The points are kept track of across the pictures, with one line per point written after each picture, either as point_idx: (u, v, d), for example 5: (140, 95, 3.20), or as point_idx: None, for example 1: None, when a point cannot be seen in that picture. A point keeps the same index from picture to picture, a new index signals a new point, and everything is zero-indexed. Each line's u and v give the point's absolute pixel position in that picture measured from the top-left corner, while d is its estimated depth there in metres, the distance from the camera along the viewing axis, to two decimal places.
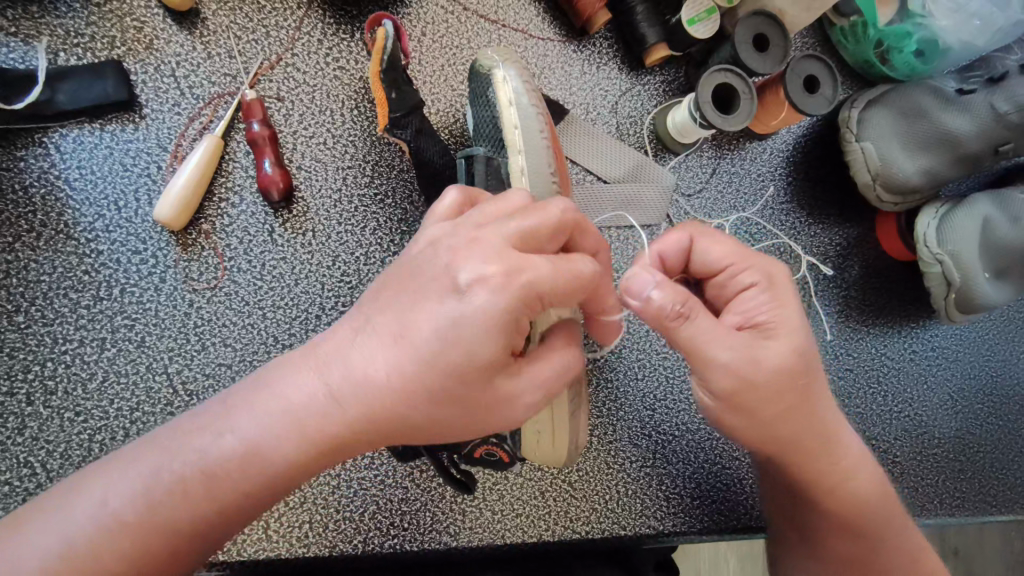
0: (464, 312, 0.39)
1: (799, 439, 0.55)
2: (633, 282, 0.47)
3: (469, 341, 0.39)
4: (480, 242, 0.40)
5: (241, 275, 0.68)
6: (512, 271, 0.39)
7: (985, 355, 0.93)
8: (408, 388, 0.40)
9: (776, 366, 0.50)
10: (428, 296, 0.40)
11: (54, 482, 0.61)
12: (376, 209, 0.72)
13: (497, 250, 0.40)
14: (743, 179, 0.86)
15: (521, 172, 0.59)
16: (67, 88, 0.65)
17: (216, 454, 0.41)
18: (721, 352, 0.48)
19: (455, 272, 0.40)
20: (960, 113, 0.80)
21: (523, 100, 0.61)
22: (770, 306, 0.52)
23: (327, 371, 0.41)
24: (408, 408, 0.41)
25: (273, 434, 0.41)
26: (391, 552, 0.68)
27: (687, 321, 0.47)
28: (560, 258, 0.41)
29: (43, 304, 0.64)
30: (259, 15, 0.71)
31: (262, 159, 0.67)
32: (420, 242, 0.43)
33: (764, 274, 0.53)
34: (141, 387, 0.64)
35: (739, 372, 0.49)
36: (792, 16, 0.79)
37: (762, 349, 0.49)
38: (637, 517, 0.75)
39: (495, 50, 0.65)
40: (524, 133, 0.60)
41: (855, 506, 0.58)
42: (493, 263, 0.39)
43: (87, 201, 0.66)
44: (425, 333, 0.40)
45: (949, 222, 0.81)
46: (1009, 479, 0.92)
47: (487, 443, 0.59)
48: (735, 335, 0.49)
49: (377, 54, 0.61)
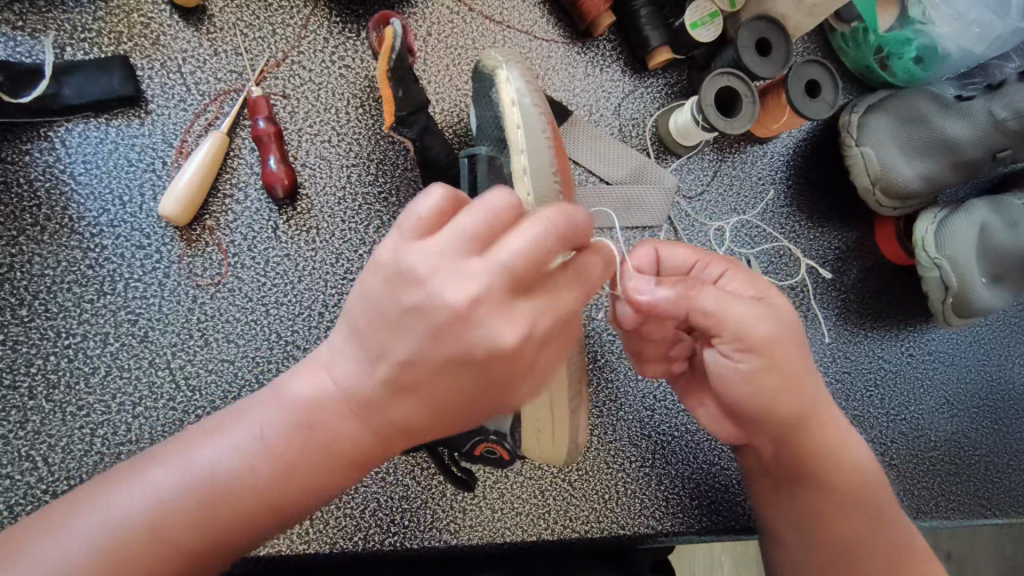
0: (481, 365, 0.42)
1: (806, 418, 0.55)
2: (639, 288, 0.51)
3: (489, 383, 0.43)
4: (484, 295, 0.40)
5: (245, 271, 0.68)
6: (521, 324, 0.42)
7: (981, 359, 0.94)
8: (435, 420, 0.45)
9: (789, 319, 0.53)
10: (441, 346, 0.41)
11: (56, 476, 0.61)
12: (380, 207, 0.72)
13: (495, 296, 0.41)
14: (744, 182, 0.87)
15: (524, 171, 0.60)
16: (73, 82, 0.65)
17: (249, 477, 0.45)
18: (743, 310, 0.51)
19: (468, 330, 0.41)
20: (959, 119, 0.82)
21: (525, 101, 0.61)
22: (746, 282, 0.56)
23: (351, 402, 0.44)
24: (433, 431, 0.46)
25: (307, 460, 0.45)
26: (392, 549, 0.68)
27: (697, 292, 0.51)
28: (552, 291, 0.44)
29: (46, 298, 0.64)
30: (266, 13, 0.72)
31: (266, 155, 0.68)
32: (411, 278, 0.41)
33: (727, 261, 0.57)
34: (143, 382, 0.65)
35: (767, 317, 0.51)
36: (794, 21, 0.80)
37: (771, 306, 0.53)
38: (636, 517, 0.75)
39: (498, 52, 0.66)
40: (530, 134, 0.60)
41: (855, 476, 0.59)
42: (510, 326, 0.41)
43: (92, 196, 0.66)
44: (443, 380, 0.43)
45: (948, 227, 0.81)
46: (1004, 482, 0.93)
47: (485, 439, 0.58)
48: (743, 299, 0.52)
49: (387, 53, 0.60)
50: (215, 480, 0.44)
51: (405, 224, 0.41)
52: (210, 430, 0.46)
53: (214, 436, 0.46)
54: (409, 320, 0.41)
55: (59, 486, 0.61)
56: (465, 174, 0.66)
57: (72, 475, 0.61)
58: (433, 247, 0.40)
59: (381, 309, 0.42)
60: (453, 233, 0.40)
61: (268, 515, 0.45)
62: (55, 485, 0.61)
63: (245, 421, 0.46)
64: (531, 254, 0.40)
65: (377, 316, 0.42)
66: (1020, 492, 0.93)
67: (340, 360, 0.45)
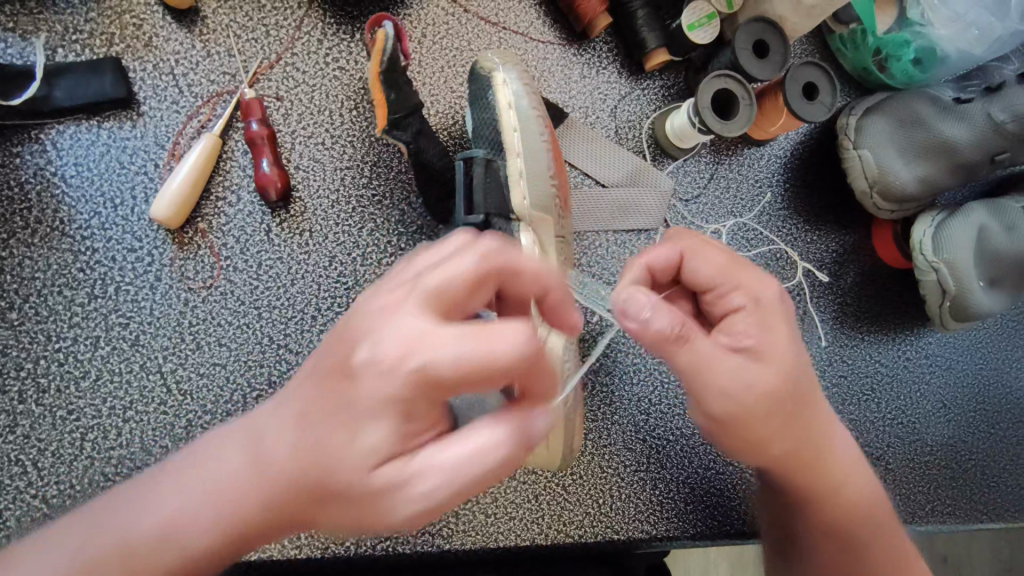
0: (358, 382, 0.39)
1: (792, 432, 0.55)
2: (628, 300, 0.49)
3: (368, 415, 0.39)
4: (392, 307, 0.40)
5: (237, 275, 0.68)
6: (410, 346, 0.38)
7: (979, 363, 0.94)
8: (311, 470, 0.40)
9: (765, 390, 0.52)
10: (343, 351, 0.40)
11: (46, 480, 0.61)
12: (374, 210, 0.72)
13: (398, 309, 0.40)
14: (740, 184, 0.86)
15: (521, 174, 0.61)
16: (64, 84, 0.65)
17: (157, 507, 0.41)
18: (720, 373, 0.51)
19: (364, 339, 0.39)
20: (957, 121, 0.82)
21: (523, 103, 0.62)
22: (756, 326, 0.53)
23: (265, 436, 0.41)
24: (313, 485, 0.40)
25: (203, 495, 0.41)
26: (384, 554, 0.68)
27: (688, 340, 0.49)
28: (479, 325, 0.38)
29: (37, 301, 0.63)
30: (260, 14, 0.71)
31: (259, 158, 0.67)
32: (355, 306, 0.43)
33: (753, 295, 0.54)
34: (134, 386, 0.64)
35: (736, 392, 0.51)
36: (792, 23, 0.80)
37: (747, 373, 0.52)
38: (630, 522, 0.75)
39: (496, 53, 0.66)
40: (525, 137, 0.62)
41: (847, 501, 0.58)
42: (396, 337, 0.38)
43: (83, 198, 0.66)
44: (334, 403, 0.40)
45: (945, 231, 0.81)
46: (1001, 487, 0.92)
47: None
48: (731, 358, 0.52)
49: (377, 54, 0.61)
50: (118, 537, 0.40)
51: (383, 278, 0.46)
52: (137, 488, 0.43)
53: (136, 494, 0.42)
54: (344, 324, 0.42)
55: (50, 490, 0.61)
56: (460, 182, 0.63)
57: (63, 480, 0.61)
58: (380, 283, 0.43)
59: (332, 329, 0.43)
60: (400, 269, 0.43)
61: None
62: (46, 490, 0.61)
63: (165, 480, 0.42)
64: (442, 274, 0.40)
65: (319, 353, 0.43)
66: (1016, 496, 0.93)
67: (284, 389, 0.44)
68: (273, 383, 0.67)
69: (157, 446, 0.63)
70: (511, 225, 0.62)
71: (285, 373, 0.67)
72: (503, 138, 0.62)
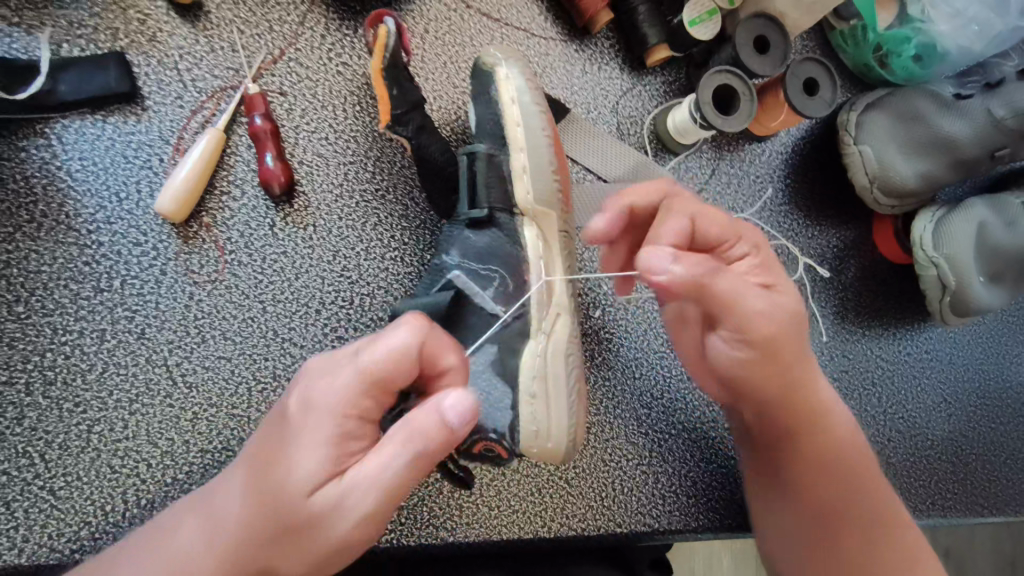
0: (296, 423, 0.44)
1: (785, 364, 0.58)
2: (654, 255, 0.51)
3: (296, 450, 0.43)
4: (323, 360, 0.47)
5: (242, 269, 0.68)
6: (334, 374, 0.45)
7: (979, 358, 0.94)
8: (256, 512, 0.44)
9: (790, 315, 0.56)
10: (280, 408, 0.47)
11: (52, 473, 0.61)
12: (378, 205, 0.72)
13: (327, 359, 0.47)
14: (742, 180, 0.87)
15: (523, 169, 0.62)
16: (69, 79, 0.65)
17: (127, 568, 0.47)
18: (754, 302, 0.54)
19: (297, 391, 0.46)
20: (958, 118, 0.82)
21: (525, 98, 0.62)
22: (763, 270, 0.57)
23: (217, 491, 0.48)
24: (252, 528, 0.44)
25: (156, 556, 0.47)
26: (389, 547, 0.68)
27: (720, 274, 0.53)
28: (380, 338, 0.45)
29: (43, 294, 0.64)
30: (263, 10, 0.71)
31: (263, 153, 0.68)
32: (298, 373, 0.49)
33: (755, 244, 0.58)
34: (140, 379, 0.64)
35: (770, 316, 0.55)
36: (793, 19, 0.80)
37: (779, 300, 0.56)
38: (633, 515, 0.75)
39: (496, 49, 0.65)
40: (527, 132, 0.62)
41: (831, 447, 0.62)
42: (320, 379, 0.45)
43: (89, 192, 0.66)
44: (270, 446, 0.45)
45: (945, 226, 0.81)
46: (1001, 481, 0.93)
47: (483, 437, 0.57)
48: (756, 288, 0.55)
49: (382, 49, 0.62)
50: None
51: None
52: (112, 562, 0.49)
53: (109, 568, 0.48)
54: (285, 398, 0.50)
55: (56, 483, 0.61)
56: (464, 176, 0.64)
57: (69, 472, 0.62)
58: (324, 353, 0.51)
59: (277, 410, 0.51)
60: None
61: None
62: (52, 482, 0.61)
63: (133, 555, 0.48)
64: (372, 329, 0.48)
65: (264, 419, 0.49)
66: (1017, 491, 0.93)
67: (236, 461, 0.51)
68: (278, 376, 0.67)
69: (162, 439, 0.64)
70: (515, 220, 0.63)
71: (290, 367, 0.67)
72: (506, 132, 0.62)
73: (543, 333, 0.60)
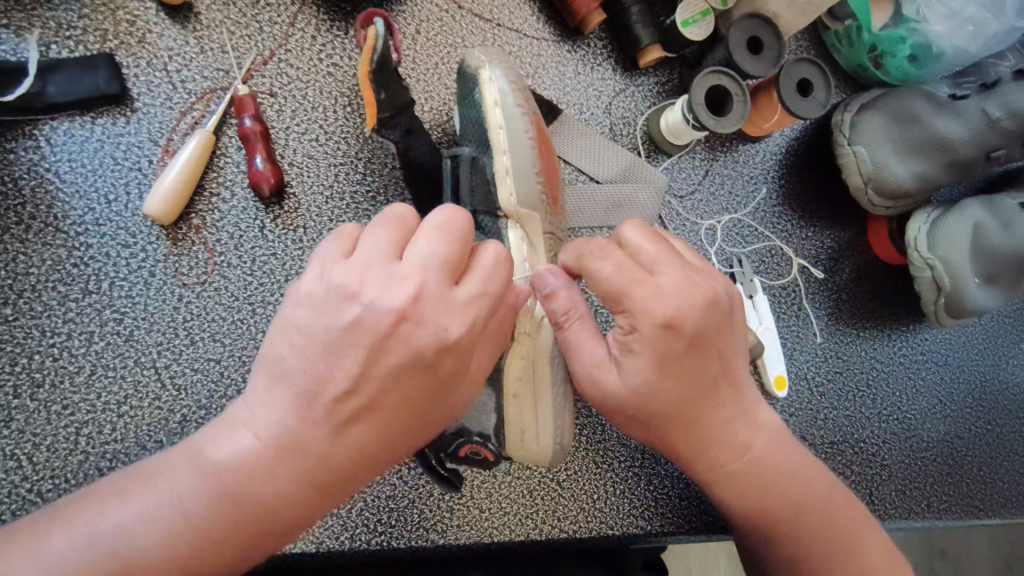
0: (435, 368, 0.45)
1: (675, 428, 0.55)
2: (544, 271, 0.56)
3: (439, 391, 0.46)
4: (425, 291, 0.43)
5: (232, 270, 0.68)
6: (469, 319, 0.45)
7: (975, 360, 0.94)
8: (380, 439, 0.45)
9: (629, 392, 0.53)
10: (389, 361, 0.43)
11: (40, 475, 0.61)
12: (368, 206, 0.72)
13: (430, 289, 0.44)
14: (735, 181, 0.86)
15: (507, 172, 0.61)
16: (57, 80, 0.65)
17: (203, 557, 0.40)
18: (580, 363, 0.55)
19: (415, 328, 0.43)
20: (953, 118, 0.81)
21: (509, 100, 0.61)
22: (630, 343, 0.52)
23: (294, 450, 0.42)
24: (387, 455, 0.46)
25: (248, 530, 0.41)
26: (378, 549, 0.68)
27: (568, 329, 0.56)
28: (490, 275, 0.47)
29: (31, 297, 0.63)
30: (253, 11, 0.71)
31: (253, 154, 0.67)
32: (350, 293, 0.42)
33: (631, 316, 0.52)
34: (129, 381, 0.64)
35: (599, 385, 0.55)
36: (786, 19, 0.80)
37: (602, 375, 0.54)
38: (625, 517, 0.75)
39: (482, 51, 0.65)
40: (509, 135, 0.61)
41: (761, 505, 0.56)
42: (450, 316, 0.44)
43: (77, 194, 0.66)
44: (393, 380, 0.43)
45: (940, 228, 0.81)
46: (996, 483, 0.92)
47: (467, 440, 0.57)
48: (595, 354, 0.55)
49: (370, 54, 0.61)
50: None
51: (329, 250, 0.45)
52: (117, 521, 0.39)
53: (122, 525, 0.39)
54: (345, 343, 0.42)
55: (44, 485, 0.61)
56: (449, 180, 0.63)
57: (57, 474, 0.61)
58: (357, 263, 0.43)
59: (305, 345, 0.42)
60: (378, 250, 0.44)
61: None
62: (40, 484, 0.61)
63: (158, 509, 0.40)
64: (443, 247, 0.45)
65: (319, 344, 0.42)
66: (1012, 493, 0.93)
67: (260, 408, 0.43)
68: None
69: (151, 441, 0.64)
70: (501, 223, 0.62)
71: None
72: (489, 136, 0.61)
73: (527, 336, 0.59)
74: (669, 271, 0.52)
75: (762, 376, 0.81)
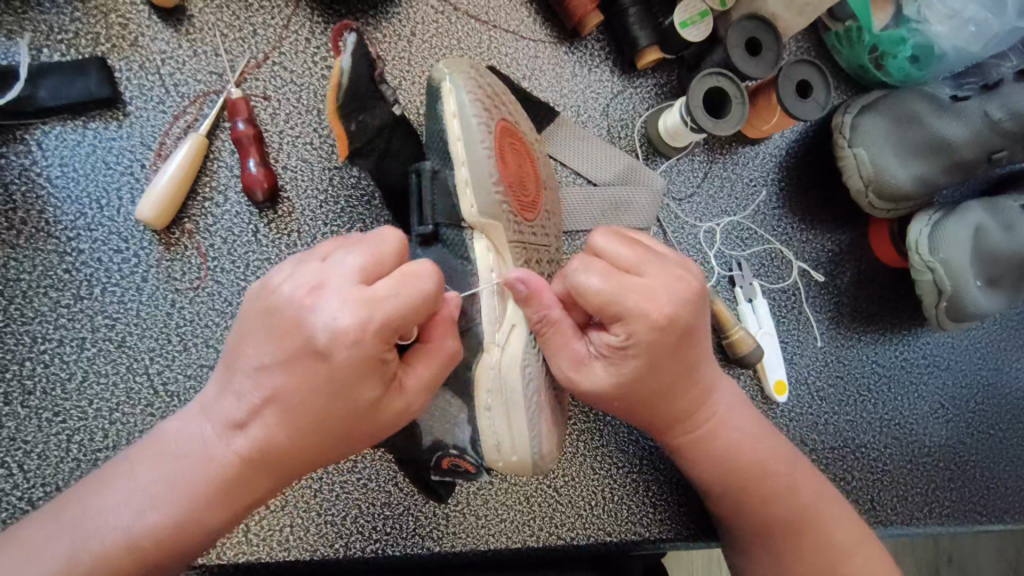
0: (332, 359, 0.45)
1: (659, 408, 0.59)
2: (514, 278, 0.53)
3: (348, 381, 0.45)
4: (328, 285, 0.45)
5: (225, 275, 0.67)
6: (367, 313, 0.44)
7: (977, 363, 0.93)
8: (305, 423, 0.47)
9: (613, 388, 0.55)
10: (290, 348, 0.45)
11: (31, 483, 0.61)
12: (363, 210, 0.71)
13: (334, 284, 0.45)
14: (735, 183, 0.85)
15: (466, 183, 0.57)
16: (49, 84, 0.65)
17: (146, 520, 0.47)
18: (560, 363, 0.55)
19: (312, 318, 0.45)
20: (954, 120, 0.80)
21: (467, 110, 0.56)
22: (620, 348, 0.53)
23: (224, 426, 0.48)
24: (322, 440, 0.48)
25: (187, 495, 0.48)
26: (374, 556, 0.67)
27: (545, 335, 0.55)
28: (403, 276, 0.45)
29: (22, 303, 0.63)
30: (247, 13, 0.71)
31: (245, 158, 0.67)
32: (271, 289, 0.47)
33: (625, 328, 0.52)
34: (121, 388, 0.64)
35: (579, 384, 0.55)
36: (785, 21, 0.79)
37: (587, 374, 0.55)
38: (623, 523, 0.75)
39: (446, 63, 0.59)
40: (466, 146, 0.56)
41: (731, 475, 0.62)
42: (343, 309, 0.44)
43: (69, 199, 0.65)
44: (297, 367, 0.46)
45: (941, 230, 0.80)
46: (999, 488, 0.91)
47: (446, 452, 0.59)
48: (579, 357, 0.54)
49: (335, 90, 0.55)
50: (126, 534, 0.47)
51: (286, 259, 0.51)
52: (101, 482, 0.49)
53: (101, 487, 0.48)
54: (259, 333, 0.46)
55: (35, 493, 0.60)
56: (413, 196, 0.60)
57: (48, 482, 0.61)
58: (289, 266, 0.48)
59: (237, 335, 0.49)
60: (310, 253, 0.48)
61: (191, 541, 0.49)
62: (31, 492, 0.60)
63: (127, 473, 0.49)
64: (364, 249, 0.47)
65: (247, 334, 0.47)
66: (1016, 498, 0.92)
67: (213, 394, 0.49)
68: None
69: None
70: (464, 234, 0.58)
71: None
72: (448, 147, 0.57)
73: (497, 345, 0.57)
74: (653, 277, 0.53)
75: (761, 381, 0.81)
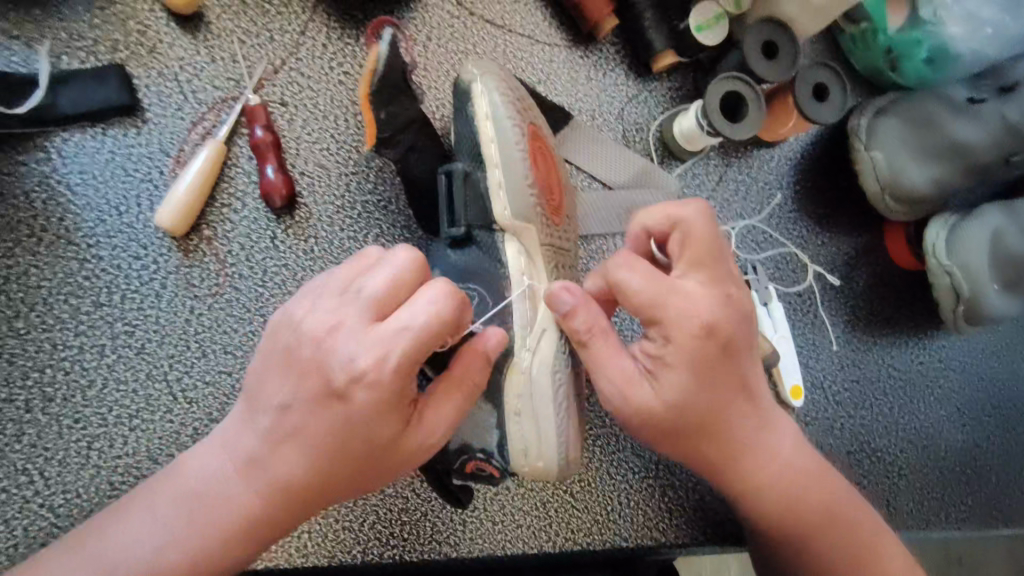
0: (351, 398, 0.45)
1: (704, 434, 0.56)
2: (558, 290, 0.53)
3: (367, 420, 0.45)
4: (346, 322, 0.45)
5: (243, 282, 0.67)
6: (383, 351, 0.44)
7: (993, 367, 0.92)
8: (324, 459, 0.47)
9: (660, 403, 0.53)
10: (311, 385, 0.46)
11: (52, 490, 0.61)
12: (380, 215, 0.71)
13: (352, 320, 0.45)
14: (750, 187, 0.85)
15: (499, 186, 0.57)
16: (69, 92, 0.65)
17: (168, 552, 0.47)
18: (607, 380, 0.54)
19: (331, 356, 0.45)
20: (970, 121, 0.80)
21: (500, 112, 0.58)
22: (665, 352, 0.52)
23: (245, 461, 0.48)
24: (341, 477, 0.48)
25: (209, 528, 0.48)
26: (392, 562, 0.67)
27: (590, 346, 0.54)
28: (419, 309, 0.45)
29: (42, 310, 0.63)
30: (264, 20, 0.71)
31: (265, 164, 0.67)
32: (290, 324, 0.47)
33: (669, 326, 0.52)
34: (140, 395, 0.64)
35: (627, 399, 0.54)
36: (801, 24, 0.79)
37: (636, 389, 0.53)
38: (640, 529, 0.74)
39: (476, 67, 0.61)
40: (501, 148, 0.57)
41: (780, 503, 0.59)
42: (362, 347, 0.44)
43: (88, 206, 0.65)
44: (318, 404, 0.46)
45: (960, 233, 0.80)
46: (1016, 492, 0.91)
47: (472, 457, 0.58)
48: (626, 369, 0.53)
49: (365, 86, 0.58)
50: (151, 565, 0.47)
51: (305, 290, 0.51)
52: (124, 514, 0.49)
53: (124, 518, 0.49)
54: (280, 368, 0.47)
55: (55, 500, 0.61)
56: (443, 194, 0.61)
57: (69, 489, 0.61)
58: (307, 298, 0.48)
59: (260, 368, 0.48)
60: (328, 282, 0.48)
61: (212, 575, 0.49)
62: (51, 499, 0.60)
63: (149, 505, 0.49)
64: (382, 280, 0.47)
65: (268, 368, 0.48)
66: None
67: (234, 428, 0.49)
68: None
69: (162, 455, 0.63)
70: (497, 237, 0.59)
71: None
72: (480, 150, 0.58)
73: (528, 350, 0.56)
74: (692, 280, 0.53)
75: (777, 385, 0.80)
